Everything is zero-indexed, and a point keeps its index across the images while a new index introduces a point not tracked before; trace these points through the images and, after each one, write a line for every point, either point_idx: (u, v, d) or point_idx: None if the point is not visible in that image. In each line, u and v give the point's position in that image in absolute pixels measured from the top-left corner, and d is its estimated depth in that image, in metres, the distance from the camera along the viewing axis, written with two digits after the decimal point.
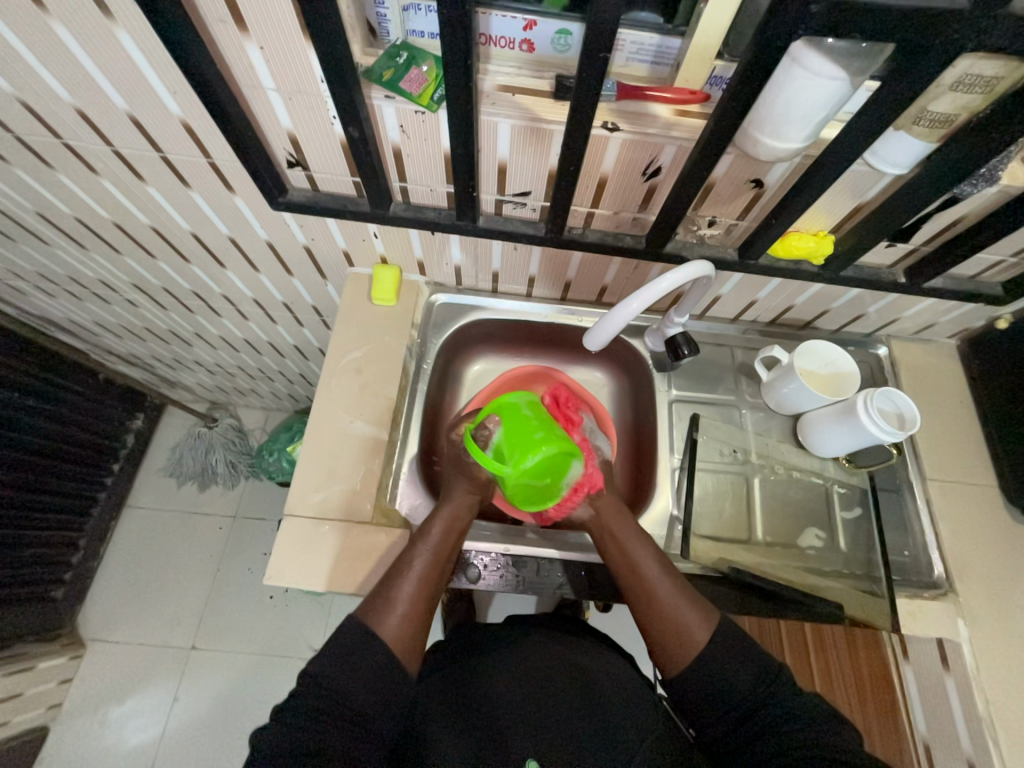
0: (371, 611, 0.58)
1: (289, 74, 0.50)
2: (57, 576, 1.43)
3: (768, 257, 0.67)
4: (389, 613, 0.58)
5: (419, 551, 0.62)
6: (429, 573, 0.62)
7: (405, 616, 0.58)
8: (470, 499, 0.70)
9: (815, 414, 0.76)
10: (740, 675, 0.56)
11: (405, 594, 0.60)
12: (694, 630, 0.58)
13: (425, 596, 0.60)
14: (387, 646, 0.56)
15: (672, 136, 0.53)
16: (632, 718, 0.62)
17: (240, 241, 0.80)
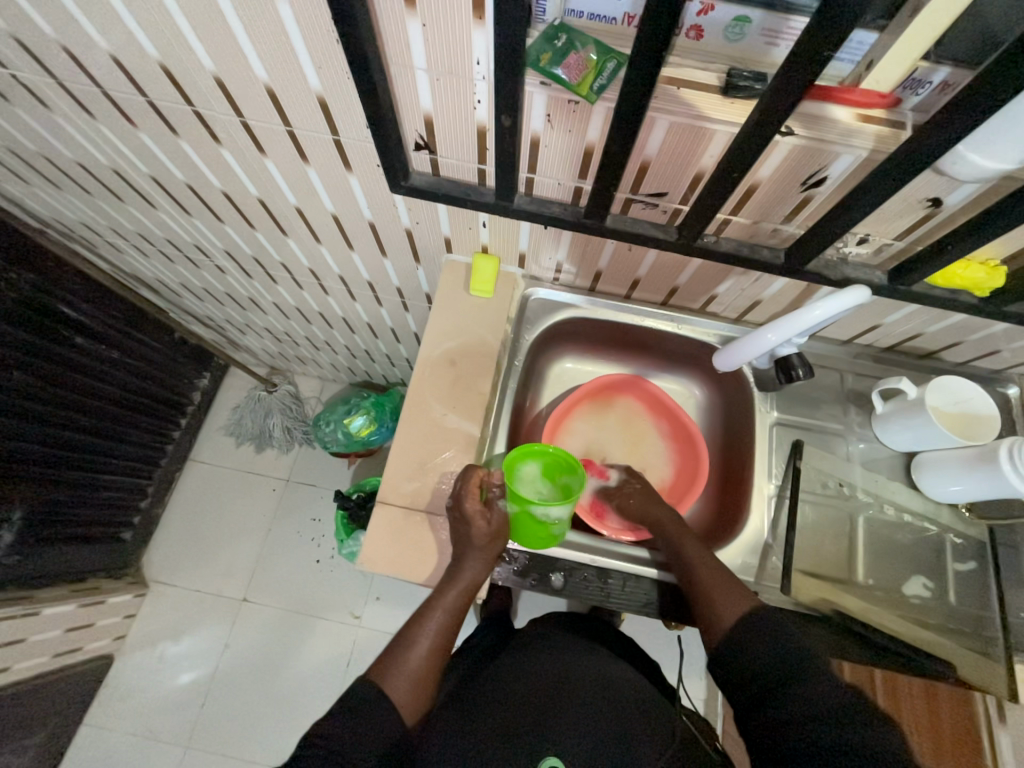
0: (382, 670, 0.57)
1: (445, 54, 0.48)
2: (127, 519, 1.52)
3: (921, 284, 0.60)
4: (399, 670, 0.57)
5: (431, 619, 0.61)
6: (435, 651, 0.60)
7: (415, 682, 0.57)
8: (487, 567, 0.64)
9: (938, 456, 0.70)
10: (746, 642, 0.56)
11: (419, 653, 0.59)
12: (726, 609, 0.59)
13: (438, 663, 0.59)
14: (396, 706, 0.55)
15: (852, 145, 0.48)
16: (652, 730, 0.62)
17: (343, 219, 0.78)
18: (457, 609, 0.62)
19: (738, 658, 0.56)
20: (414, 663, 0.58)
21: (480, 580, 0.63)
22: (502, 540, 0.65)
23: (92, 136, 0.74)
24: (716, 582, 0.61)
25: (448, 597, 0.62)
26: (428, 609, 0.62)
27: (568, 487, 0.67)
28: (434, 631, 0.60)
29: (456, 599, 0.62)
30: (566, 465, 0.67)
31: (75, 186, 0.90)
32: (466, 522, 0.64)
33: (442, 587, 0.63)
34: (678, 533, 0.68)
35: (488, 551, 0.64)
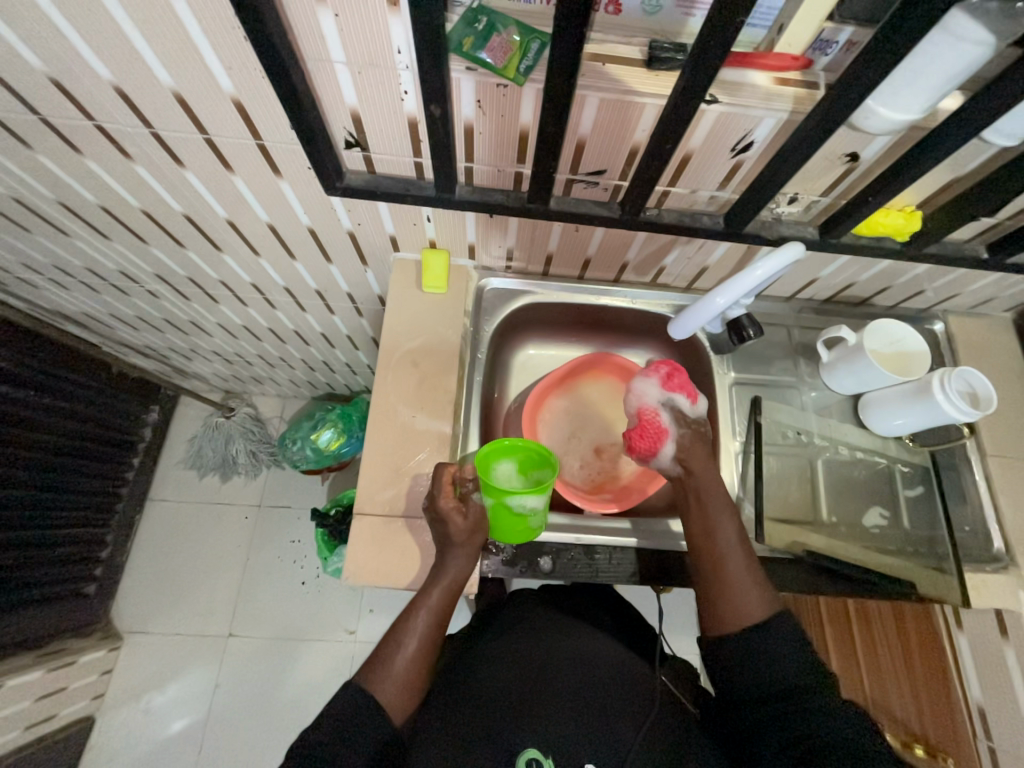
0: (371, 673, 0.57)
1: (363, 46, 0.46)
2: (88, 572, 1.42)
3: (849, 235, 0.64)
4: (386, 672, 0.57)
5: (415, 619, 0.60)
6: (422, 652, 0.59)
7: (401, 682, 0.57)
8: (471, 562, 0.64)
9: (881, 394, 0.76)
10: (773, 648, 0.57)
11: (405, 654, 0.58)
12: (752, 607, 0.59)
13: (426, 662, 0.59)
14: (383, 706, 0.55)
15: (773, 108, 0.50)
16: (625, 699, 0.65)
17: (280, 228, 0.75)
18: (442, 607, 0.61)
19: (766, 667, 0.57)
20: (401, 666, 0.58)
21: (465, 574, 0.63)
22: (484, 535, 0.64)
23: None
24: (746, 579, 0.60)
25: (432, 596, 0.61)
26: (412, 607, 0.61)
27: (541, 479, 0.67)
28: (420, 632, 0.60)
29: (440, 598, 0.62)
30: (538, 460, 0.67)
31: None
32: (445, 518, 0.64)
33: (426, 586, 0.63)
34: (716, 512, 0.64)
35: (471, 546, 0.64)
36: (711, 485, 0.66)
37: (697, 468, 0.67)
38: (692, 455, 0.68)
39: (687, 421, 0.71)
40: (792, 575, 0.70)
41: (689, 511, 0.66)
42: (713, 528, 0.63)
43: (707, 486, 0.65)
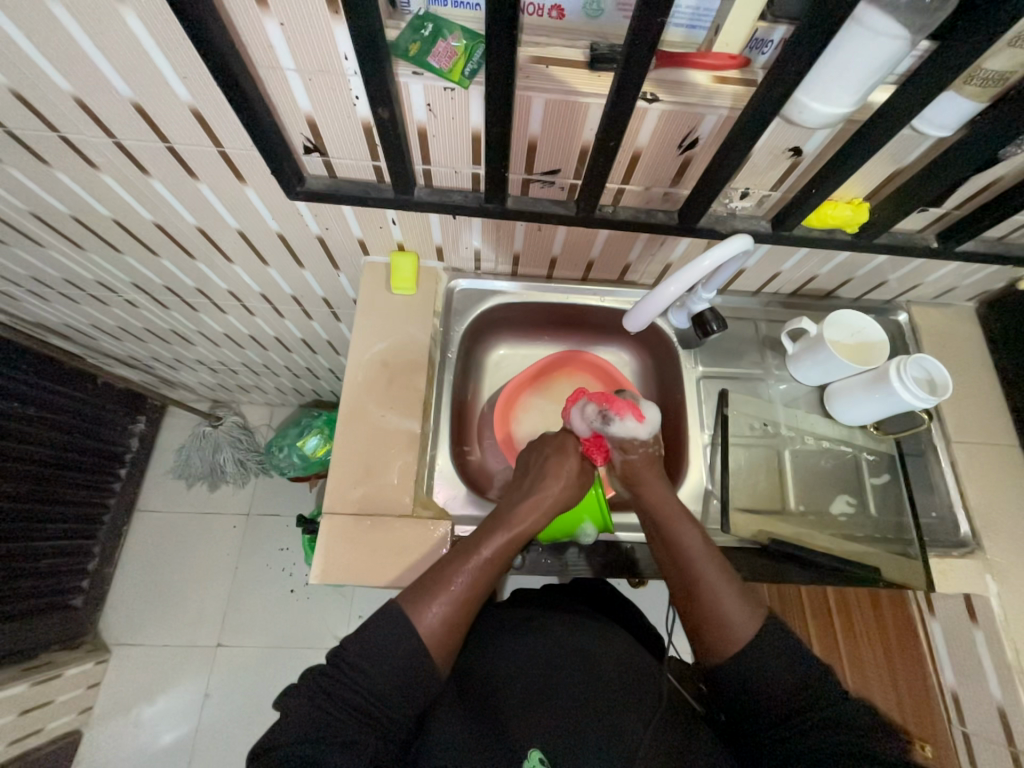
0: (414, 596, 0.57)
1: (311, 53, 0.47)
2: (75, 584, 1.42)
3: (802, 227, 0.66)
4: (429, 603, 0.56)
5: (475, 555, 0.59)
6: (469, 591, 0.57)
7: (444, 616, 0.55)
8: (544, 512, 0.64)
9: (844, 383, 0.77)
10: (768, 670, 0.55)
11: (453, 589, 0.57)
12: (738, 626, 0.57)
13: (472, 605, 0.57)
14: (420, 636, 0.54)
15: (713, 105, 0.52)
16: (635, 696, 0.63)
17: (250, 234, 0.76)
18: (508, 546, 0.61)
19: (767, 690, 0.54)
20: (448, 601, 0.56)
21: (529, 526, 0.63)
22: (564, 486, 0.67)
23: None
24: (727, 596, 0.58)
25: (499, 536, 0.61)
26: (472, 549, 0.60)
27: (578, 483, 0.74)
28: (477, 566, 0.59)
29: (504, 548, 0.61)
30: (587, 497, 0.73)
31: None
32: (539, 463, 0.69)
33: (494, 523, 0.63)
34: (683, 534, 0.63)
35: (550, 492, 0.66)
36: (673, 507, 0.66)
37: (647, 494, 0.68)
38: (649, 483, 0.69)
39: (638, 445, 0.71)
40: (758, 564, 0.71)
41: (658, 541, 0.65)
42: (676, 553, 0.63)
43: (659, 511, 0.65)
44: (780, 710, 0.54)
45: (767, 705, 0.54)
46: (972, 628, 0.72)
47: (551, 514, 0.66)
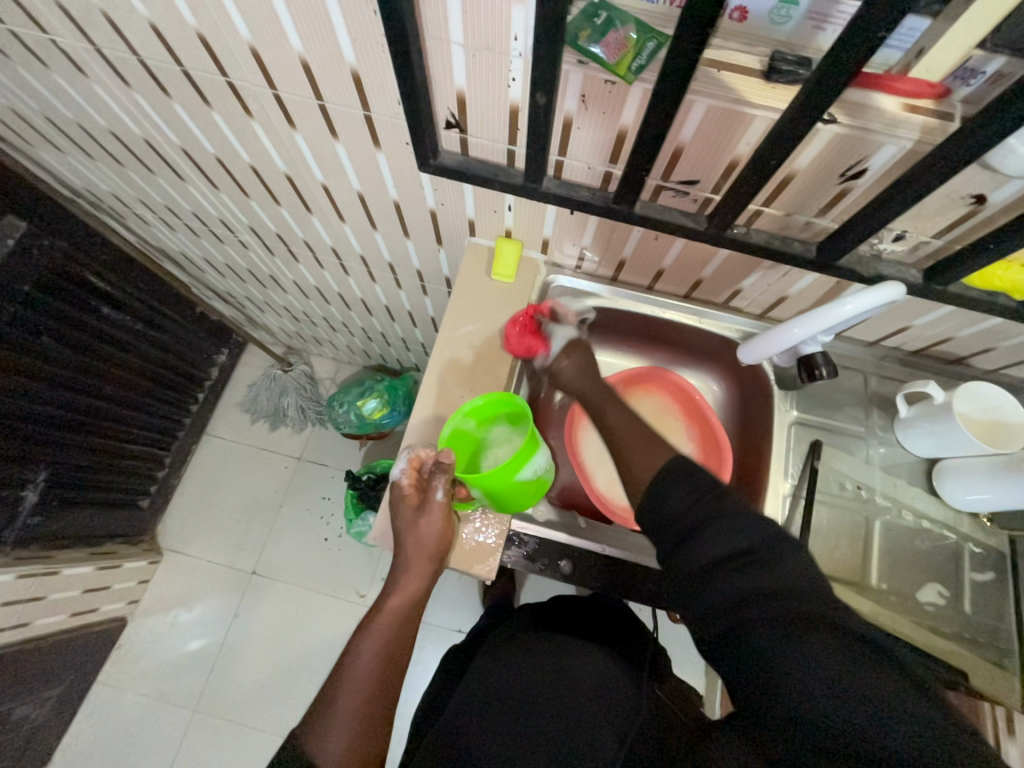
0: (311, 737, 0.52)
1: (482, 29, 0.47)
2: (144, 488, 1.55)
3: (958, 284, 0.59)
4: (330, 733, 0.52)
5: (359, 657, 0.57)
6: (371, 697, 0.54)
7: (350, 733, 0.52)
8: (421, 577, 0.63)
9: (963, 462, 0.69)
10: (672, 498, 0.51)
11: (350, 702, 0.54)
12: (644, 462, 0.56)
13: (375, 712, 0.54)
14: None
15: (896, 135, 0.47)
16: (615, 713, 0.64)
17: (368, 198, 0.78)
18: (391, 629, 0.59)
19: (673, 516, 0.51)
20: (348, 721, 0.52)
21: (413, 595, 0.62)
22: (438, 545, 0.64)
23: (126, 105, 0.75)
24: (638, 440, 0.58)
25: (378, 625, 0.59)
26: (358, 647, 0.58)
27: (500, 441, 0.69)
28: (366, 668, 0.56)
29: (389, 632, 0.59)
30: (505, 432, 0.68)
31: (107, 156, 0.92)
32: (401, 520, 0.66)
33: (374, 615, 0.61)
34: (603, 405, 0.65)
35: (427, 560, 0.64)
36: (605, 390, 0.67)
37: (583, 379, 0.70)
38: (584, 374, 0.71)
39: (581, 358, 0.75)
40: None
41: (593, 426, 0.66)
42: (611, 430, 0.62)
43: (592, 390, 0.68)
44: (699, 547, 0.48)
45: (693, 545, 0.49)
46: None
47: (434, 572, 0.65)
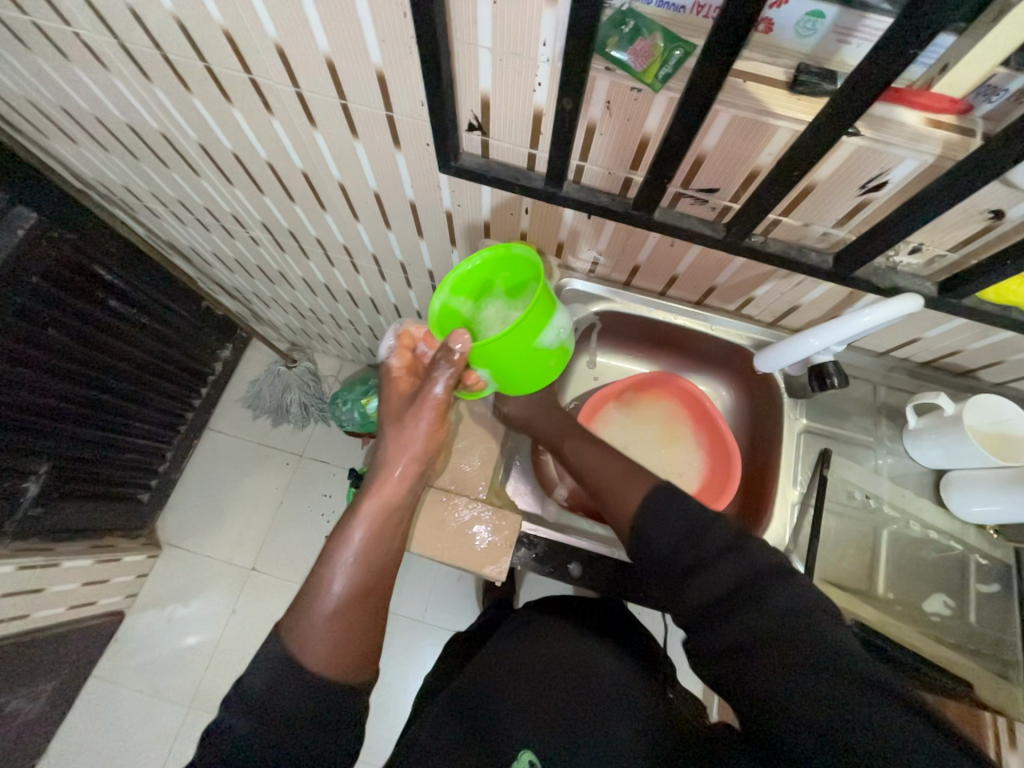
0: (294, 628, 0.57)
1: (511, 34, 0.48)
2: (145, 482, 1.55)
3: (972, 297, 0.59)
4: (312, 633, 0.56)
5: (346, 548, 0.62)
6: (356, 589, 0.60)
7: (330, 632, 0.56)
8: (405, 472, 0.68)
9: (971, 476, 0.70)
10: (655, 534, 0.59)
11: (335, 595, 0.59)
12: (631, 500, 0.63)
13: (355, 607, 0.59)
14: (311, 669, 0.54)
15: (918, 150, 0.47)
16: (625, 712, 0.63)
17: (384, 197, 0.79)
18: (376, 523, 0.65)
19: (653, 542, 0.58)
20: (331, 618, 0.57)
21: (400, 491, 0.67)
22: (427, 440, 0.69)
23: (145, 99, 0.75)
24: (613, 478, 0.66)
25: (364, 519, 0.64)
26: (346, 535, 0.63)
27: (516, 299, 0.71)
28: (351, 559, 0.62)
29: (372, 527, 0.64)
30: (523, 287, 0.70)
31: (122, 148, 0.92)
32: (393, 411, 0.72)
33: (357, 508, 0.65)
34: (574, 442, 0.72)
35: (414, 459, 0.69)
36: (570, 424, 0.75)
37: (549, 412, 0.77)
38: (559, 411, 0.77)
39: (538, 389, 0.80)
40: None
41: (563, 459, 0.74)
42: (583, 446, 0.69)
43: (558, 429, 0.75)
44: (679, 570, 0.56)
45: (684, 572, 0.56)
46: None
47: (421, 465, 0.69)
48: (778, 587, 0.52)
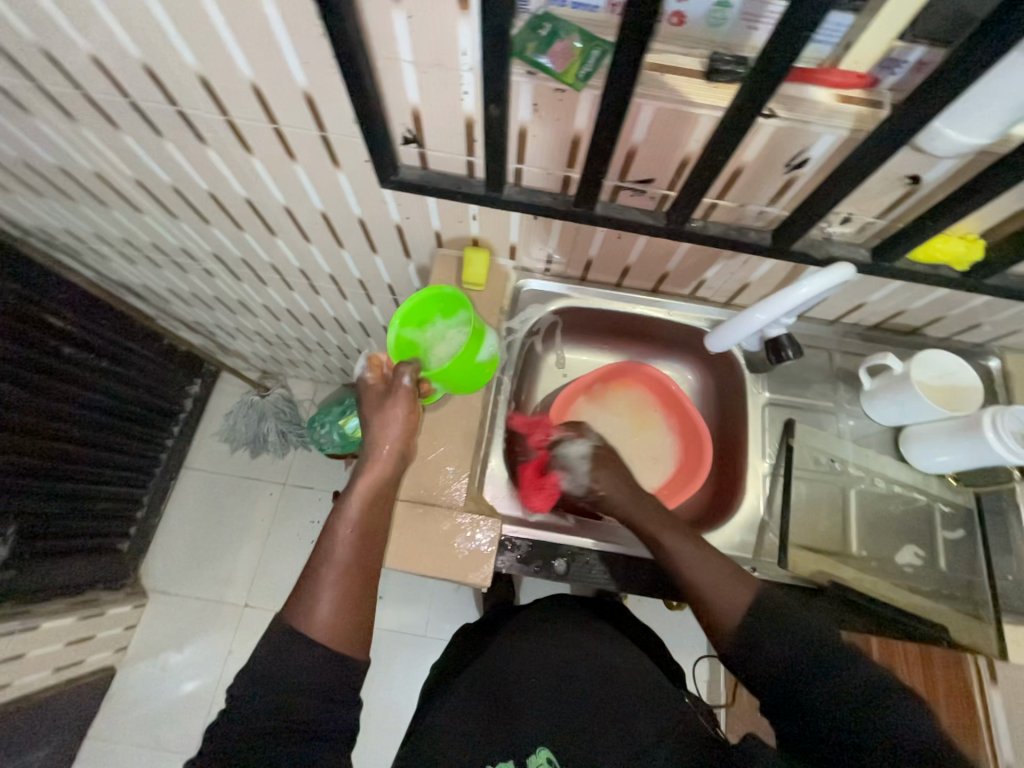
0: (298, 608, 0.58)
1: (430, 46, 0.48)
2: (123, 530, 1.50)
3: (904, 259, 0.62)
4: (316, 607, 0.58)
5: (341, 529, 0.62)
6: (354, 563, 0.61)
7: (335, 608, 0.58)
8: (389, 451, 0.67)
9: (925, 429, 0.73)
10: (767, 653, 0.56)
11: (335, 571, 0.60)
12: (730, 613, 0.60)
13: (356, 581, 0.60)
14: (319, 641, 0.56)
15: (833, 125, 0.49)
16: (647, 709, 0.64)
17: (332, 217, 0.78)
18: (367, 503, 0.64)
19: (764, 659, 0.56)
20: (334, 593, 0.59)
21: (386, 469, 0.67)
22: (407, 421, 0.69)
23: (73, 140, 0.73)
24: (714, 587, 0.61)
25: (356, 499, 0.64)
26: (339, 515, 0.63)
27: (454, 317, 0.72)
28: (346, 536, 0.62)
29: (364, 503, 0.65)
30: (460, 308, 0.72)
31: (57, 192, 0.89)
32: (369, 398, 0.71)
33: (348, 490, 0.65)
34: (662, 533, 0.66)
35: (396, 439, 0.68)
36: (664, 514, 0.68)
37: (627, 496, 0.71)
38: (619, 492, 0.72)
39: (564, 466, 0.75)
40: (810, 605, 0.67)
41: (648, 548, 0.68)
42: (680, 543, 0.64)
43: (647, 517, 0.69)
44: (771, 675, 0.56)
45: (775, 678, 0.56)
46: None
47: (405, 444, 0.69)
48: (843, 667, 0.54)
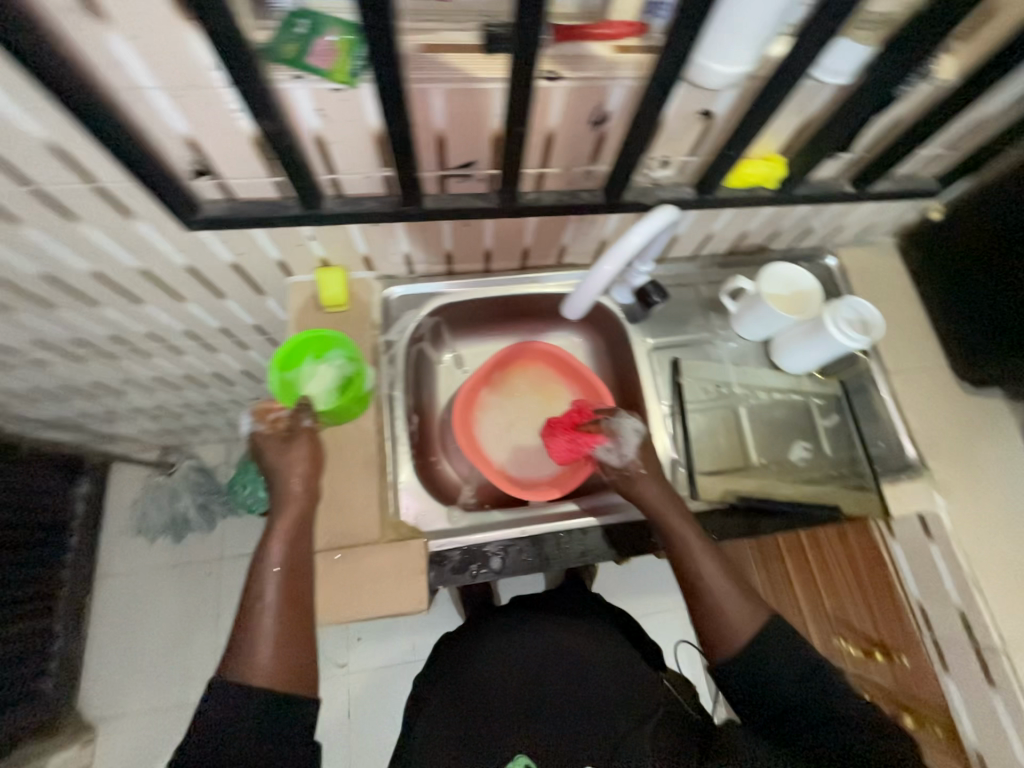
0: (232, 662, 0.53)
1: (171, 68, 0.43)
2: (40, 669, 1.31)
3: (724, 187, 0.66)
4: (253, 656, 0.53)
5: (268, 575, 0.57)
6: (288, 604, 0.57)
7: (272, 654, 0.54)
8: (303, 486, 0.63)
9: (786, 335, 0.79)
10: (772, 665, 0.56)
11: (269, 616, 0.55)
12: (739, 623, 0.58)
13: (292, 620, 0.56)
14: (258, 691, 0.52)
15: (617, 76, 0.50)
16: (621, 704, 0.63)
17: (155, 271, 0.70)
18: (292, 542, 0.60)
19: (772, 677, 0.55)
20: (270, 639, 0.54)
21: (304, 504, 0.62)
22: (313, 458, 0.65)
23: None
24: (729, 596, 0.60)
25: (279, 540, 0.59)
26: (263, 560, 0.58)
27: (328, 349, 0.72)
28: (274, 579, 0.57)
29: (288, 543, 0.60)
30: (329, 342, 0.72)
31: None
32: (265, 444, 0.64)
33: (268, 534, 0.60)
34: (680, 527, 0.64)
35: (309, 474, 0.64)
36: (676, 511, 0.65)
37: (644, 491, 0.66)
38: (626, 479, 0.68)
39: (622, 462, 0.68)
40: (728, 524, 0.73)
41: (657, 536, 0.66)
42: (693, 565, 0.62)
43: (659, 511, 0.65)
44: (782, 698, 0.55)
45: (777, 693, 0.55)
46: (927, 543, 0.74)
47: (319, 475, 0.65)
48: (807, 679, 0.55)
